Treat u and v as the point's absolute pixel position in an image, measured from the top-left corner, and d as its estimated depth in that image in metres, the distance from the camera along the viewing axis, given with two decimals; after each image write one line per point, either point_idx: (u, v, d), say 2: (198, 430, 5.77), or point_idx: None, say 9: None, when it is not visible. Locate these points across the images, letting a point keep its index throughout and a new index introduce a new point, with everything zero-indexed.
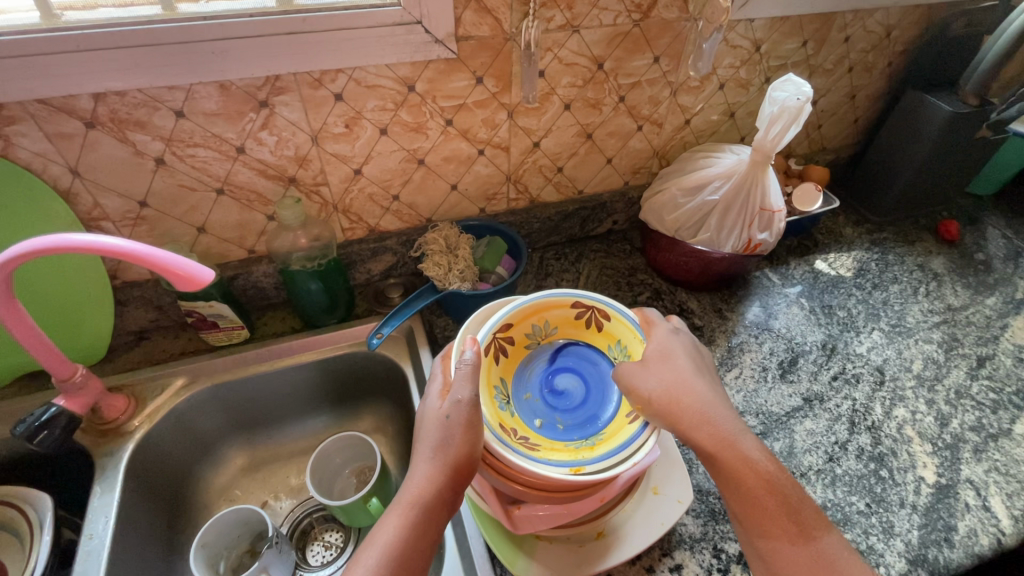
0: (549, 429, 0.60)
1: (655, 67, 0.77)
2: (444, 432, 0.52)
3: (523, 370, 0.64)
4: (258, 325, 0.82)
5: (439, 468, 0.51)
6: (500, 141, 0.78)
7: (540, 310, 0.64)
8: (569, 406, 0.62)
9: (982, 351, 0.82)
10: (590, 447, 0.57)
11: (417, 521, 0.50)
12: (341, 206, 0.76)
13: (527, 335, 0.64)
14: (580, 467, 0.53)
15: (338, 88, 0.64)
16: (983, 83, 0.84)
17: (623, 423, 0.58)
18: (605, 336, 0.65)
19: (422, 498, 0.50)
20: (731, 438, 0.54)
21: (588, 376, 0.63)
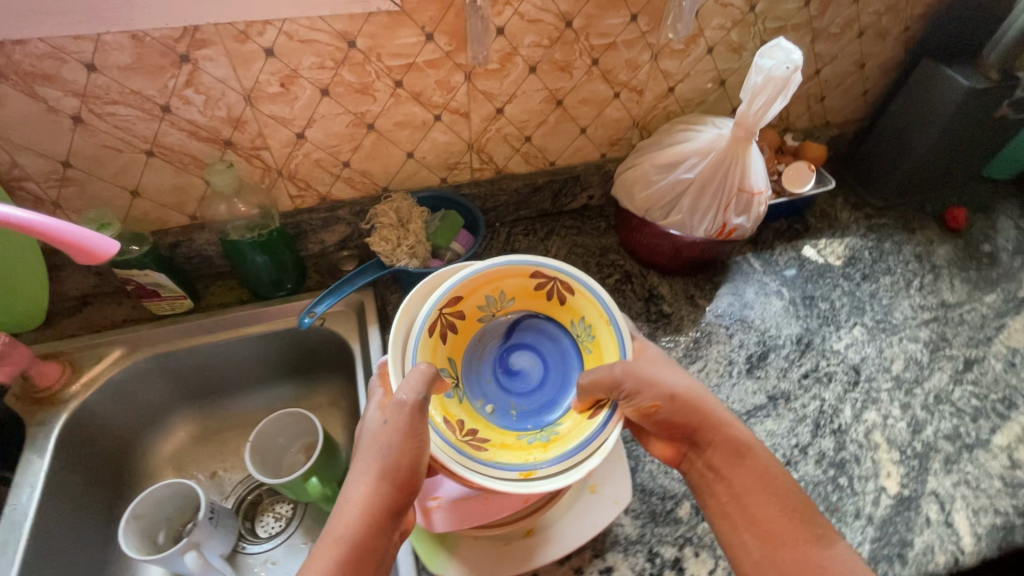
0: (504, 415, 0.58)
1: (632, 26, 0.69)
2: (378, 447, 0.50)
3: (476, 348, 0.60)
4: (204, 295, 0.79)
5: (377, 486, 0.49)
6: (458, 106, 0.71)
7: (496, 279, 0.59)
8: (524, 388, 0.60)
9: (971, 353, 0.76)
10: (544, 444, 0.54)
11: (351, 547, 0.47)
12: (285, 172, 0.71)
13: (480, 306, 0.60)
14: (532, 472, 0.50)
15: (267, 42, 0.58)
16: (1009, 54, 0.75)
17: (581, 419, 0.54)
18: (568, 310, 0.60)
19: (355, 521, 0.48)
20: (744, 447, 0.56)
21: (544, 354, 0.61)
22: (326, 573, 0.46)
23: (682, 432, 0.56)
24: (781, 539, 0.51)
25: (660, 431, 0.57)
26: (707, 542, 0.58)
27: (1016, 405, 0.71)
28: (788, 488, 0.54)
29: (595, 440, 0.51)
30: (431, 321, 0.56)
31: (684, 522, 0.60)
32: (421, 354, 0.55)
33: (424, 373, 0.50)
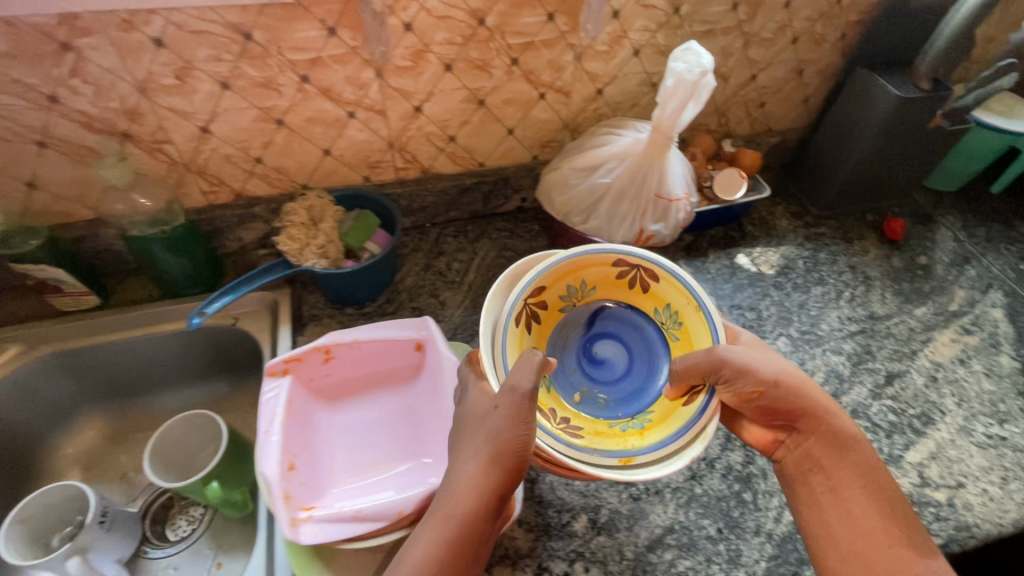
0: (593, 403, 0.60)
1: (550, 26, 0.67)
2: (485, 430, 0.48)
3: (558, 338, 0.62)
4: (115, 290, 0.76)
5: (485, 472, 0.47)
6: (373, 104, 0.69)
7: (577, 269, 0.60)
8: (612, 376, 0.62)
9: (893, 367, 0.75)
10: (638, 431, 0.56)
11: (464, 530, 0.46)
12: (193, 167, 0.69)
13: (561, 296, 0.61)
14: (632, 457, 0.51)
15: (155, 32, 0.56)
16: (939, 62, 0.74)
17: (676, 405, 0.56)
18: (649, 299, 0.61)
19: (471, 503, 0.46)
20: (836, 437, 0.53)
21: (629, 342, 0.62)
22: (432, 554, 0.44)
23: (785, 419, 0.55)
24: (874, 538, 0.48)
25: (757, 417, 0.56)
26: (599, 557, 0.57)
27: (933, 421, 0.70)
28: (882, 486, 0.51)
29: (693, 428, 0.52)
30: (518, 309, 0.56)
31: (578, 535, 0.58)
32: (510, 344, 0.54)
33: (537, 360, 0.49)
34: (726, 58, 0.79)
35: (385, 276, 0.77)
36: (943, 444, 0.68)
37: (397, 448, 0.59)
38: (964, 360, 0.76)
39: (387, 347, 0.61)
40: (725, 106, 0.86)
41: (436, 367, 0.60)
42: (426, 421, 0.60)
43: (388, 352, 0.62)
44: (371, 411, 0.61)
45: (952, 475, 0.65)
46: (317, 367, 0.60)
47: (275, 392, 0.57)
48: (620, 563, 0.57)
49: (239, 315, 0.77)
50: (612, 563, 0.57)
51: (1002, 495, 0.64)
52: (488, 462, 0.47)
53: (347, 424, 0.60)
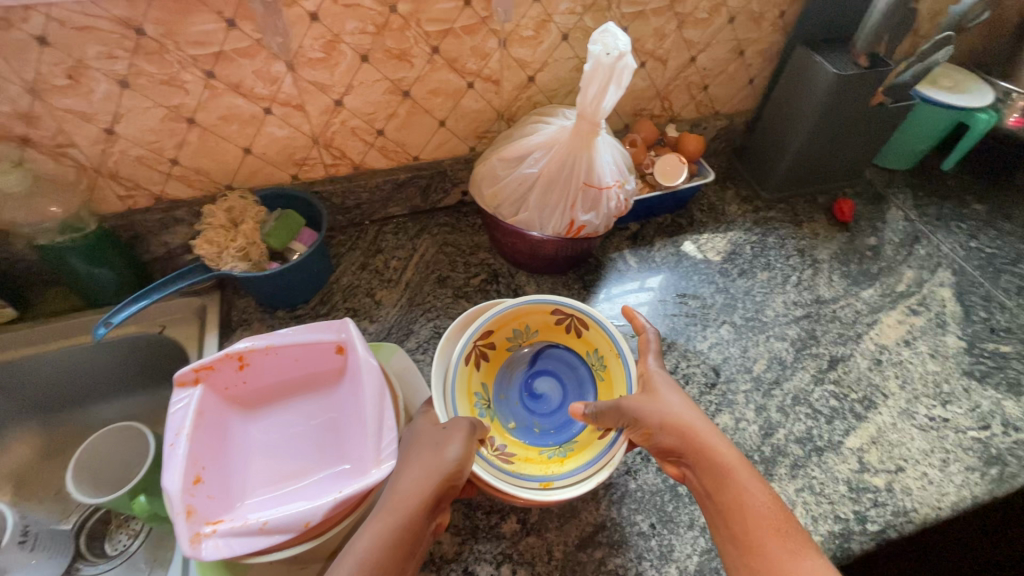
0: (525, 432, 0.60)
1: (468, 11, 0.65)
2: (431, 442, 0.51)
3: (503, 375, 0.63)
4: (36, 302, 0.74)
5: (428, 474, 0.48)
6: (289, 98, 0.66)
7: (521, 315, 0.62)
8: (546, 409, 0.62)
9: (837, 351, 0.74)
10: (561, 459, 0.57)
11: (405, 529, 0.45)
12: (104, 171, 0.66)
13: (508, 338, 0.63)
14: (550, 482, 0.53)
15: (36, 30, 0.53)
16: (872, 39, 0.73)
17: (592, 437, 0.57)
18: (584, 343, 0.63)
19: (413, 504, 0.46)
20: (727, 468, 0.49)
21: (566, 380, 0.63)
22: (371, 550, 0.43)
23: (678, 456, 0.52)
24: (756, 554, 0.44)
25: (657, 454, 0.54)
26: (527, 559, 0.56)
27: (875, 405, 0.69)
28: (763, 502, 0.47)
29: (602, 456, 0.53)
30: (466, 351, 0.59)
31: (506, 537, 0.57)
32: (458, 383, 0.57)
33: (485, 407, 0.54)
34: (660, 40, 0.77)
35: (319, 276, 0.75)
36: (884, 428, 0.67)
37: (317, 454, 0.57)
38: (909, 341, 0.75)
39: (307, 350, 0.59)
40: (666, 89, 0.84)
41: (355, 369, 0.58)
42: (346, 426, 0.58)
43: (308, 356, 0.60)
44: (291, 418, 0.60)
45: (892, 460, 0.64)
46: (232, 375, 0.58)
47: (185, 402, 0.55)
48: (548, 564, 0.55)
49: (166, 322, 0.74)
50: (541, 564, 0.55)
51: (941, 477, 0.63)
52: (430, 469, 0.48)
53: (265, 432, 0.59)
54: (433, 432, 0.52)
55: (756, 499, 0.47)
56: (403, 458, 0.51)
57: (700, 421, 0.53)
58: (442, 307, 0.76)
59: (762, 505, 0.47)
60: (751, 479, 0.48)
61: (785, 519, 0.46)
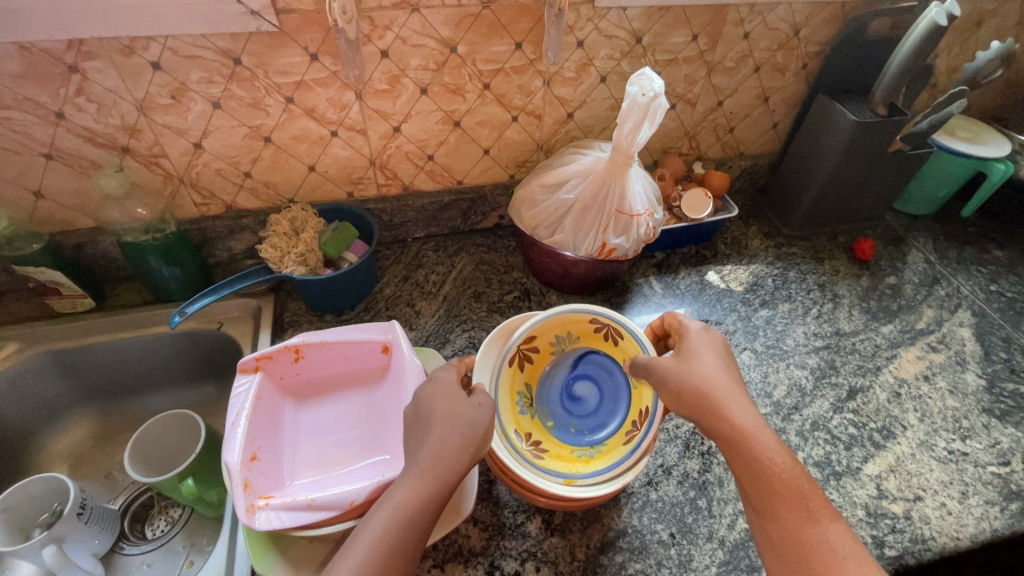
0: (562, 431, 0.64)
1: (518, 54, 0.73)
2: (461, 409, 0.52)
3: (546, 376, 0.67)
4: (111, 295, 0.81)
5: (460, 442, 0.49)
6: (354, 123, 0.74)
7: (563, 322, 0.67)
8: (584, 412, 0.65)
9: (857, 382, 0.76)
10: (589, 459, 0.61)
11: (433, 495, 0.46)
12: (187, 180, 0.74)
13: (551, 343, 0.68)
14: (572, 479, 0.57)
15: (152, 56, 0.62)
16: (890, 91, 0.78)
17: (620, 441, 0.61)
18: (621, 351, 0.66)
19: (447, 466, 0.48)
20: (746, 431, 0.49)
21: (604, 386, 0.66)
22: (405, 507, 0.45)
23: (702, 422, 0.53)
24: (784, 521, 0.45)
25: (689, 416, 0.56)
26: (550, 558, 0.58)
27: (894, 435, 0.71)
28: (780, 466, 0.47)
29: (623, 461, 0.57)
30: (509, 354, 0.64)
31: (531, 536, 0.60)
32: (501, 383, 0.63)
33: None
34: (690, 85, 0.83)
35: (365, 284, 0.81)
36: (903, 457, 0.68)
37: (359, 444, 0.62)
38: (928, 376, 0.77)
39: (355, 348, 0.65)
40: (694, 130, 0.90)
41: (399, 368, 0.64)
42: (387, 419, 0.63)
43: (357, 354, 0.65)
44: (336, 410, 0.64)
45: (911, 488, 0.66)
46: (287, 366, 0.64)
47: (246, 387, 0.60)
48: (571, 563, 0.58)
49: (224, 320, 0.81)
50: (563, 564, 0.58)
51: (960, 509, 0.64)
52: (462, 438, 0.49)
53: (312, 421, 0.64)
54: (459, 396, 0.53)
55: (772, 466, 0.47)
56: (429, 417, 0.51)
57: (727, 381, 0.53)
58: (477, 319, 0.81)
59: (776, 473, 0.47)
60: (770, 447, 0.48)
61: (804, 492, 0.46)
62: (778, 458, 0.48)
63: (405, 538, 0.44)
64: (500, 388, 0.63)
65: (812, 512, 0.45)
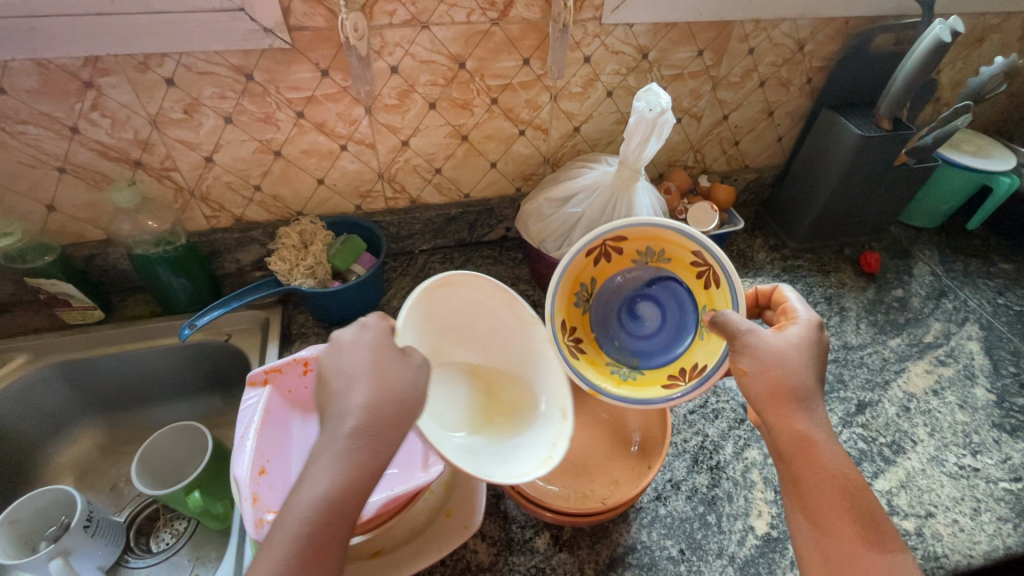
0: (607, 341, 0.67)
1: (526, 69, 0.73)
2: (381, 373, 0.47)
3: (615, 276, 0.67)
4: (120, 307, 0.82)
5: (383, 416, 0.46)
6: (363, 138, 0.75)
7: (662, 239, 0.62)
8: (639, 332, 0.66)
9: (865, 397, 0.76)
10: (621, 380, 0.63)
11: (364, 470, 0.44)
12: (198, 193, 0.75)
13: (640, 252, 0.65)
14: (596, 393, 0.59)
15: (167, 73, 0.63)
16: (896, 104, 0.78)
17: (660, 377, 0.62)
18: (706, 296, 0.61)
19: (377, 443, 0.45)
20: (811, 443, 0.48)
21: (669, 316, 0.65)
22: (332, 493, 0.43)
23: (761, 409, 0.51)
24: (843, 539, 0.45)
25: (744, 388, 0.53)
26: (559, 573, 0.58)
27: (904, 450, 0.70)
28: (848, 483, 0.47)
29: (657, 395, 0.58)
30: (593, 246, 0.63)
31: (539, 552, 0.59)
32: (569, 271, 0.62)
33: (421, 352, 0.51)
34: (696, 99, 0.84)
35: (372, 296, 0.81)
36: (913, 473, 0.68)
37: None
38: (937, 391, 0.77)
39: None
40: (699, 143, 0.91)
41: None
42: None
43: None
44: None
45: (921, 505, 0.65)
46: (296, 378, 0.64)
47: (254, 400, 0.60)
48: None
49: (232, 332, 0.81)
50: None
51: (972, 526, 0.63)
52: (388, 415, 0.46)
53: None
54: (389, 355, 0.49)
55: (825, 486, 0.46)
56: (351, 378, 0.47)
57: (814, 382, 0.49)
58: None
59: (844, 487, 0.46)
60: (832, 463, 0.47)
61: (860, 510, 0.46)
62: (847, 470, 0.47)
63: (335, 524, 0.43)
64: (569, 272, 0.63)
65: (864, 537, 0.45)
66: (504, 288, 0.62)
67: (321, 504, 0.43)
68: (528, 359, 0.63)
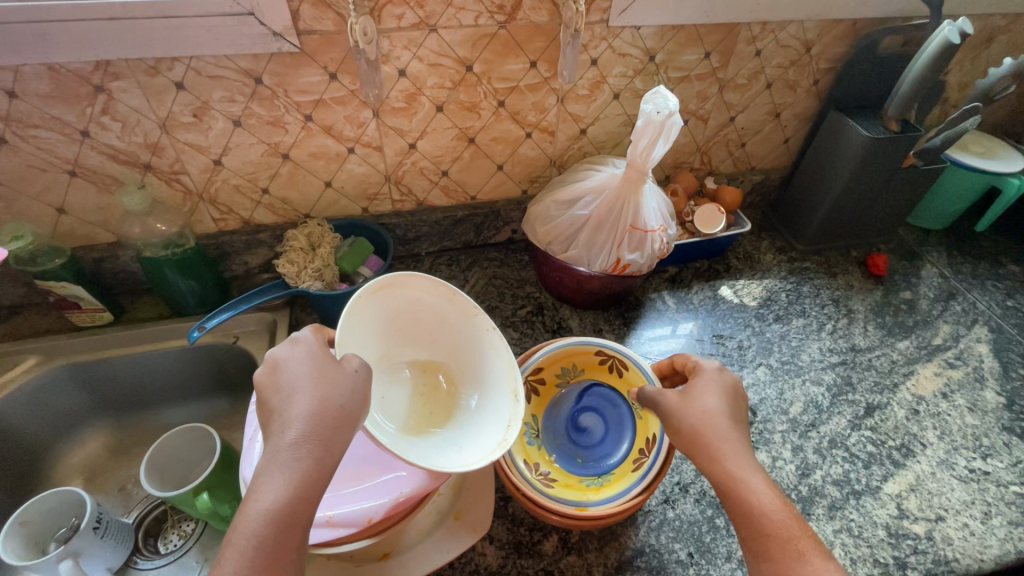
0: (568, 463, 0.65)
1: (533, 72, 0.73)
2: (322, 383, 0.49)
3: (552, 408, 0.69)
4: (129, 309, 0.82)
5: (327, 424, 0.47)
6: (370, 140, 0.75)
7: (568, 354, 0.69)
8: (590, 443, 0.67)
9: (874, 400, 0.75)
10: (598, 488, 0.61)
11: (311, 476, 0.45)
12: (206, 196, 0.75)
13: (557, 375, 0.70)
14: (584, 507, 0.57)
15: (177, 76, 0.63)
16: (904, 107, 0.77)
17: (628, 468, 0.62)
18: (625, 382, 0.68)
19: (322, 450, 0.46)
20: (737, 476, 0.48)
21: (608, 417, 0.68)
22: (283, 503, 0.43)
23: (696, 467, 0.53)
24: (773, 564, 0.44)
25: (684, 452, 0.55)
26: None
27: (913, 453, 0.70)
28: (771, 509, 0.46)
29: (634, 488, 0.58)
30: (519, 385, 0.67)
31: (548, 555, 0.59)
32: None
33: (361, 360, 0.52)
34: (703, 101, 0.84)
35: None
36: (923, 476, 0.68)
37: (375, 458, 0.58)
38: (946, 394, 0.76)
39: None
40: (706, 145, 0.91)
41: None
42: None
43: None
44: None
45: (932, 508, 0.65)
46: None
47: None
48: None
49: (240, 334, 0.81)
50: None
51: (983, 530, 0.63)
52: (330, 423, 0.47)
53: None
54: (328, 363, 0.50)
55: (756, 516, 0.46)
56: (293, 389, 0.49)
57: (723, 425, 0.51)
58: None
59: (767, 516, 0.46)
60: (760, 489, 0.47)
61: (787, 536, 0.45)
62: (771, 500, 0.47)
63: (288, 532, 0.43)
64: None
65: (801, 554, 0.44)
66: (439, 282, 0.61)
67: (273, 513, 0.43)
68: (477, 352, 0.62)
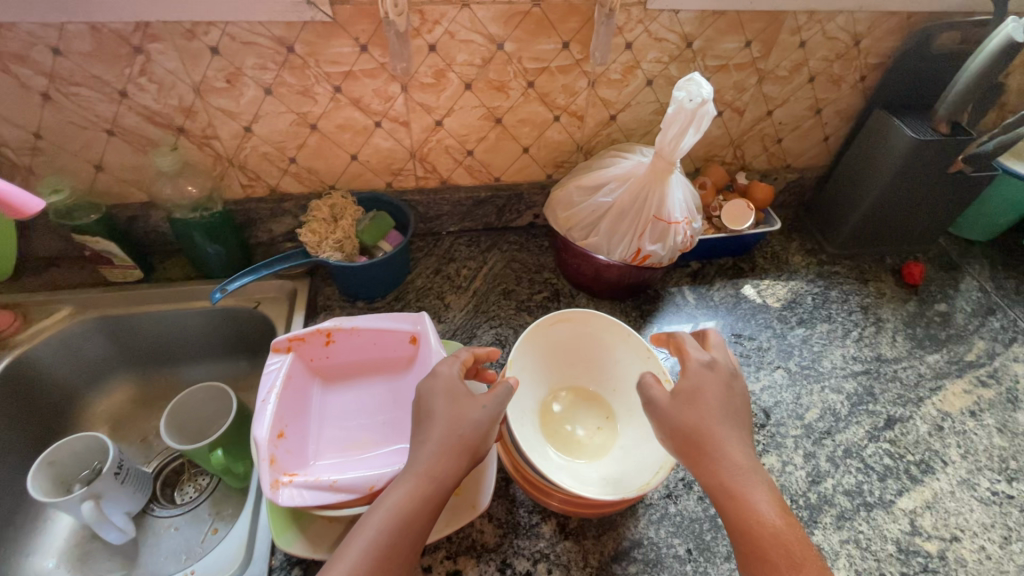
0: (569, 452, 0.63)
1: (565, 53, 0.72)
2: (455, 412, 0.52)
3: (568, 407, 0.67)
4: (158, 268, 0.85)
5: (454, 450, 0.50)
6: (397, 115, 0.75)
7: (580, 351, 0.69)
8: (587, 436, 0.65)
9: (896, 412, 0.72)
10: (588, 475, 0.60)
11: (433, 494, 0.48)
12: (235, 162, 0.77)
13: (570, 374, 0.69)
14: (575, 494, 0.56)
15: (212, 41, 0.64)
16: (956, 109, 0.73)
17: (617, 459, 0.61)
18: None
19: (441, 473, 0.49)
20: (738, 484, 0.48)
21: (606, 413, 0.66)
22: (401, 508, 0.47)
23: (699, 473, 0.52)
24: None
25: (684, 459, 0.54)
26: (562, 562, 0.58)
27: (933, 470, 0.67)
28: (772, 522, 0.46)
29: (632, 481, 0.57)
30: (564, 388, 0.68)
31: (545, 538, 0.59)
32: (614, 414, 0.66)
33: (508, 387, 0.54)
34: (740, 92, 0.81)
35: (398, 273, 0.82)
36: (941, 494, 0.65)
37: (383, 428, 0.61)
38: (975, 412, 0.73)
39: (384, 337, 0.67)
40: (740, 139, 0.88)
41: (424, 359, 0.65)
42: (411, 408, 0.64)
43: (384, 341, 0.67)
44: (360, 396, 0.67)
45: (947, 527, 0.62)
46: (318, 348, 0.66)
47: (277, 366, 0.63)
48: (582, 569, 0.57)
49: (261, 299, 0.83)
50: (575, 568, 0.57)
51: (1001, 554, 0.60)
52: (458, 444, 0.50)
53: (339, 403, 0.66)
54: (463, 394, 0.53)
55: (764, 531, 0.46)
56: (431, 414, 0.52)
57: (719, 428, 0.51)
58: (505, 317, 0.81)
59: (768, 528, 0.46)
60: (764, 502, 0.47)
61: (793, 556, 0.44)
62: (771, 513, 0.47)
63: (405, 537, 0.46)
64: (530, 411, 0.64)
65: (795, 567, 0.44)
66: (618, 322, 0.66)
67: (393, 515, 0.46)
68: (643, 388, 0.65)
